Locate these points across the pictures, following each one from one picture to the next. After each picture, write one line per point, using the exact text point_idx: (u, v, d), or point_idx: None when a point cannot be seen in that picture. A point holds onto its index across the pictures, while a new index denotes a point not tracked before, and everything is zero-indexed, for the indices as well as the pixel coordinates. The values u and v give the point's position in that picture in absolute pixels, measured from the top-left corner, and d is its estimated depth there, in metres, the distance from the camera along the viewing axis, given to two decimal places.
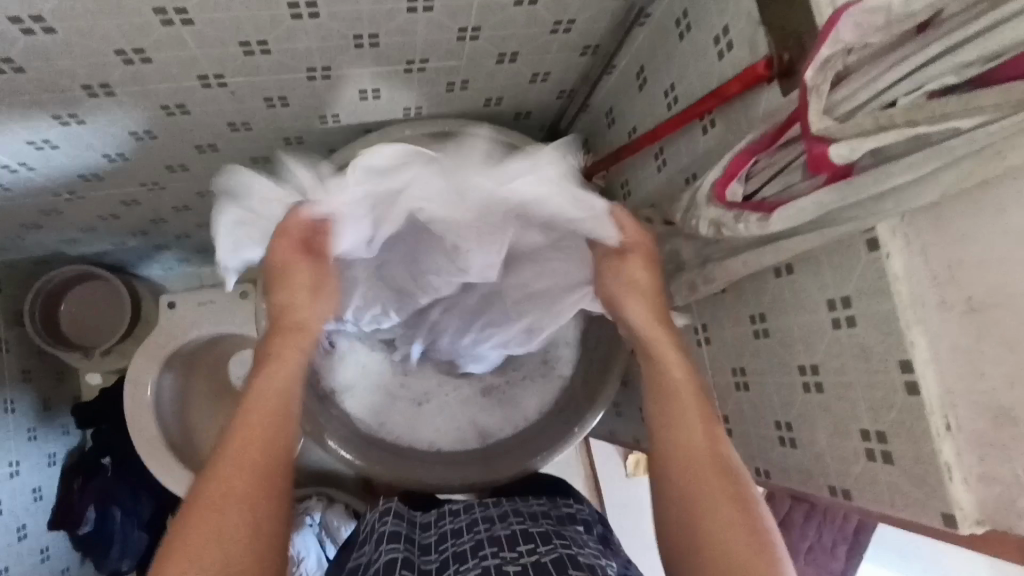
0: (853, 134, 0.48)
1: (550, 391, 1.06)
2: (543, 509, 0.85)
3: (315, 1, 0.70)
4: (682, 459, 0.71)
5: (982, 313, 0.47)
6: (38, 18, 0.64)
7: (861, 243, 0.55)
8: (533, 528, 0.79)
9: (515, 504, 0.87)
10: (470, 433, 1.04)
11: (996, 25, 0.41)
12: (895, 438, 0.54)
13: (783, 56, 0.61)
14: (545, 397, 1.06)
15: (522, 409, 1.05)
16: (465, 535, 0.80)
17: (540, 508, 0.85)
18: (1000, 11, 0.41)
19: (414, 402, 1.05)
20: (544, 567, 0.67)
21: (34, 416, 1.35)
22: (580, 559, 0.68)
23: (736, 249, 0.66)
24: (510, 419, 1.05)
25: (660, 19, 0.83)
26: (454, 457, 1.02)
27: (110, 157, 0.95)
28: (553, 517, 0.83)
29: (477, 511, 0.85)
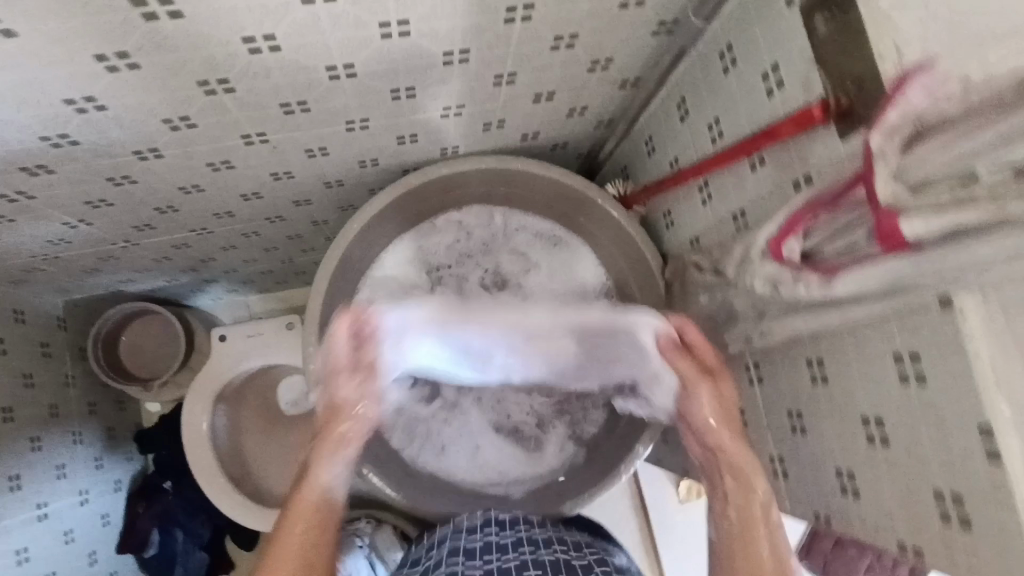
0: (929, 208, 0.46)
1: (575, 424, 1.13)
2: (567, 559, 0.85)
3: (353, 62, 0.68)
4: (739, 529, 0.78)
5: None
6: (92, 99, 0.64)
7: (932, 303, 0.54)
8: (574, 558, 0.86)
9: (539, 550, 0.87)
10: (506, 470, 1.10)
11: None
12: (976, 505, 0.54)
13: (841, 100, 0.58)
14: (580, 440, 1.12)
15: (553, 449, 1.12)
16: (511, 552, 0.87)
17: (563, 558, 0.86)
18: None
19: (444, 442, 1.11)
20: (575, 569, 0.83)
21: (100, 446, 1.46)
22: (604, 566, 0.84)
23: (794, 307, 0.65)
24: (545, 461, 1.11)
25: (703, 50, 0.79)
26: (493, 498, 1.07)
27: (162, 210, 0.98)
28: (578, 569, 0.83)
29: (521, 529, 0.93)
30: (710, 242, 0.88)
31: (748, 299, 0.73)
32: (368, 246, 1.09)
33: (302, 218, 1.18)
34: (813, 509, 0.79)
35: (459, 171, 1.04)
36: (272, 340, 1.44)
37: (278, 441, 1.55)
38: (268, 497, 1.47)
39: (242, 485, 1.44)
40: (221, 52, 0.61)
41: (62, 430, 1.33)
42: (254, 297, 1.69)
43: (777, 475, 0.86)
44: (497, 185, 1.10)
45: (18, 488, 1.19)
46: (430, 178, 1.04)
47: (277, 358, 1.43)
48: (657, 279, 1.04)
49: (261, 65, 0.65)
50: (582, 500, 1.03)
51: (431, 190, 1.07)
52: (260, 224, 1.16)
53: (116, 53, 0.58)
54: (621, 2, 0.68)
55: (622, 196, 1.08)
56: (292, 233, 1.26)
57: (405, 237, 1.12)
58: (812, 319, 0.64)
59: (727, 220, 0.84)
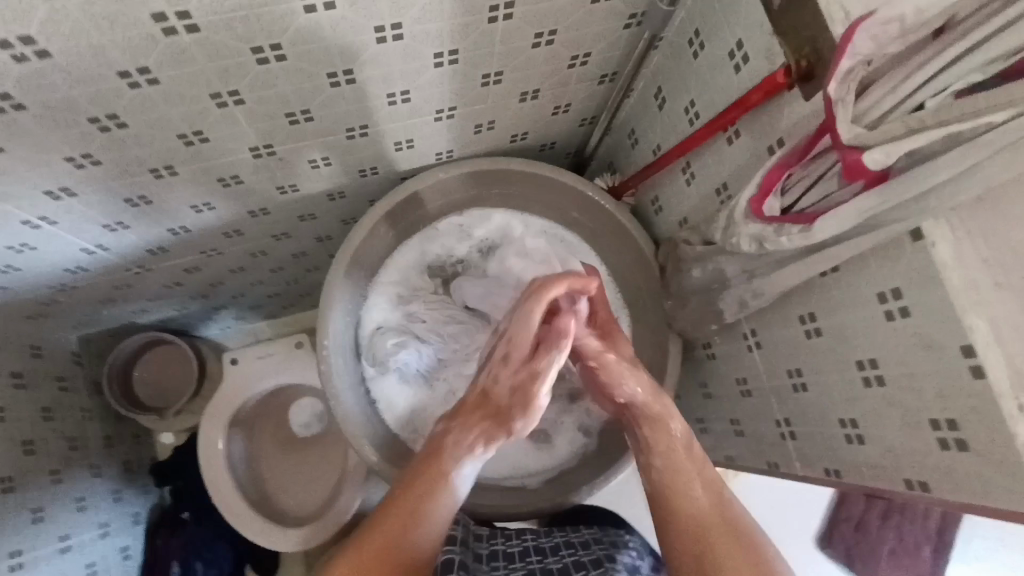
0: (886, 140, 0.50)
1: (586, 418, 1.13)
2: (574, 560, 0.87)
3: (352, 68, 0.74)
4: (673, 490, 0.78)
5: (1011, 289, 0.49)
6: (113, 115, 0.70)
7: (904, 237, 0.56)
8: (584, 555, 0.88)
9: (545, 559, 0.89)
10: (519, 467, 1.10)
11: (993, 35, 0.44)
12: (966, 423, 0.55)
13: (801, 63, 0.62)
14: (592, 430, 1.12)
15: (564, 445, 1.11)
16: (519, 561, 0.89)
17: (573, 559, 0.87)
18: (992, 24, 0.44)
19: None
20: (583, 566, 0.85)
21: (119, 478, 1.48)
22: (612, 559, 0.86)
23: (780, 261, 0.69)
24: (557, 455, 1.11)
25: (674, 39, 0.85)
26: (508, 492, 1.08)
27: (175, 230, 1.02)
28: (588, 566, 0.85)
29: (530, 538, 0.95)
30: (700, 219, 0.92)
31: (738, 262, 0.77)
32: (373, 254, 1.13)
33: (307, 234, 1.22)
34: (823, 467, 0.78)
35: (455, 174, 1.09)
36: (282, 361, 1.47)
37: (292, 464, 1.56)
38: (286, 517, 1.47)
39: (260, 507, 1.45)
40: (232, 63, 0.67)
41: (82, 462, 1.35)
42: (262, 324, 1.72)
43: (786, 438, 0.86)
44: (493, 185, 1.15)
45: (42, 518, 1.20)
46: (428, 183, 1.09)
47: (288, 377, 1.47)
48: (652, 264, 1.07)
49: (269, 75, 0.71)
50: (595, 487, 1.03)
51: (429, 196, 1.12)
52: (267, 242, 1.21)
53: (138, 69, 0.64)
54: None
55: (612, 188, 1.14)
56: (298, 251, 1.30)
57: (409, 243, 1.17)
58: (799, 270, 0.67)
59: (712, 195, 0.89)
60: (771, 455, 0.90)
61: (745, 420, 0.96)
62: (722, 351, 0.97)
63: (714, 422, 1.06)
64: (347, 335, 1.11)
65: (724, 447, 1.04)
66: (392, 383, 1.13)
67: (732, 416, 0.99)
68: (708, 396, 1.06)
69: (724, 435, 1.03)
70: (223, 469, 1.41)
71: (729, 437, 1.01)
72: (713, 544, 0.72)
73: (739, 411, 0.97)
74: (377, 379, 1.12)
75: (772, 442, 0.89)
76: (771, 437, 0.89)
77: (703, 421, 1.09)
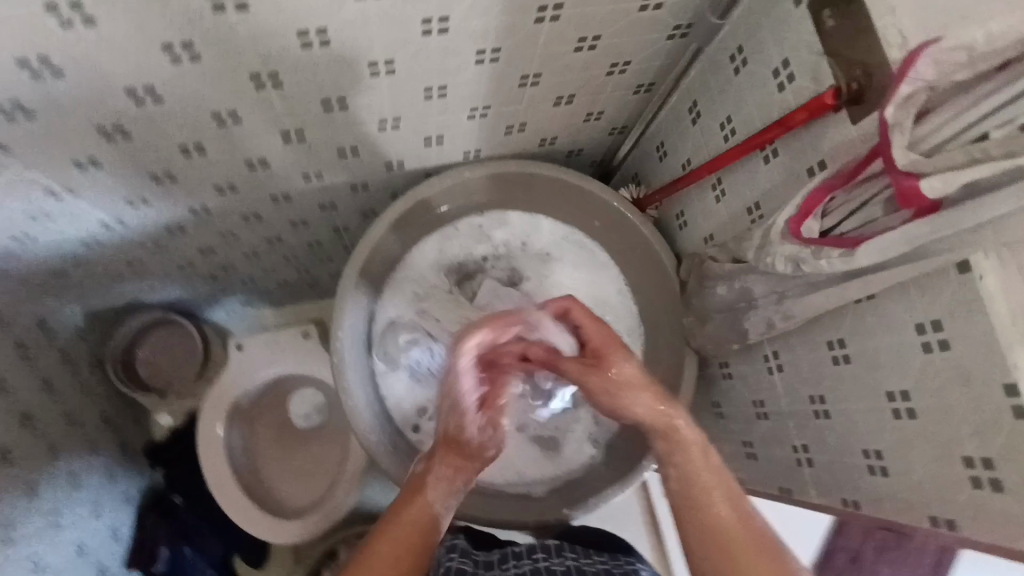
0: (945, 167, 0.49)
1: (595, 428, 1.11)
2: (577, 565, 0.84)
3: (393, 59, 0.73)
4: (693, 498, 0.74)
5: None
6: (151, 89, 0.69)
7: (950, 268, 0.56)
8: (589, 563, 0.84)
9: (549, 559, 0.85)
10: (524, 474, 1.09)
11: None
12: (1005, 462, 0.55)
13: (852, 85, 0.61)
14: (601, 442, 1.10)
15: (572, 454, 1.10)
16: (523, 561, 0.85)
17: (575, 564, 0.84)
18: None
19: None
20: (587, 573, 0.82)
21: (114, 457, 1.46)
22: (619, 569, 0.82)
23: (814, 284, 0.68)
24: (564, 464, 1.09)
25: (714, 54, 0.84)
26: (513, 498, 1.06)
27: (195, 210, 1.01)
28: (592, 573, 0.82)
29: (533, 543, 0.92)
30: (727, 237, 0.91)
31: (767, 283, 0.76)
32: (391, 248, 1.12)
33: (325, 223, 1.21)
34: (841, 496, 0.77)
35: (480, 174, 1.08)
36: (288, 350, 1.45)
37: (290, 456, 1.54)
38: (282, 509, 1.46)
39: (257, 497, 1.43)
40: (276, 45, 0.66)
41: (79, 438, 1.34)
42: (267, 311, 1.71)
43: (802, 465, 0.84)
44: (516, 188, 1.15)
45: (36, 493, 1.19)
46: (452, 182, 1.08)
47: (292, 367, 1.45)
48: (673, 278, 1.06)
49: (311, 60, 0.70)
50: (602, 499, 1.02)
51: (452, 194, 1.12)
52: (284, 229, 1.20)
53: (182, 43, 0.63)
54: (640, 5, 0.74)
55: (636, 200, 1.12)
56: (313, 240, 1.29)
57: (429, 240, 1.17)
58: (834, 295, 0.66)
59: (742, 213, 0.88)
60: (784, 481, 0.89)
61: (758, 442, 0.94)
62: (740, 371, 0.96)
63: (725, 443, 1.04)
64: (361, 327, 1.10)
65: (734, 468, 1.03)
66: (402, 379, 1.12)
67: (745, 438, 0.98)
68: (720, 416, 1.05)
69: (735, 456, 1.02)
70: (221, 456, 1.39)
71: (740, 459, 1.00)
72: (744, 560, 0.69)
73: (752, 433, 0.96)
74: (387, 375, 1.12)
75: (786, 467, 0.88)
76: (786, 461, 0.88)
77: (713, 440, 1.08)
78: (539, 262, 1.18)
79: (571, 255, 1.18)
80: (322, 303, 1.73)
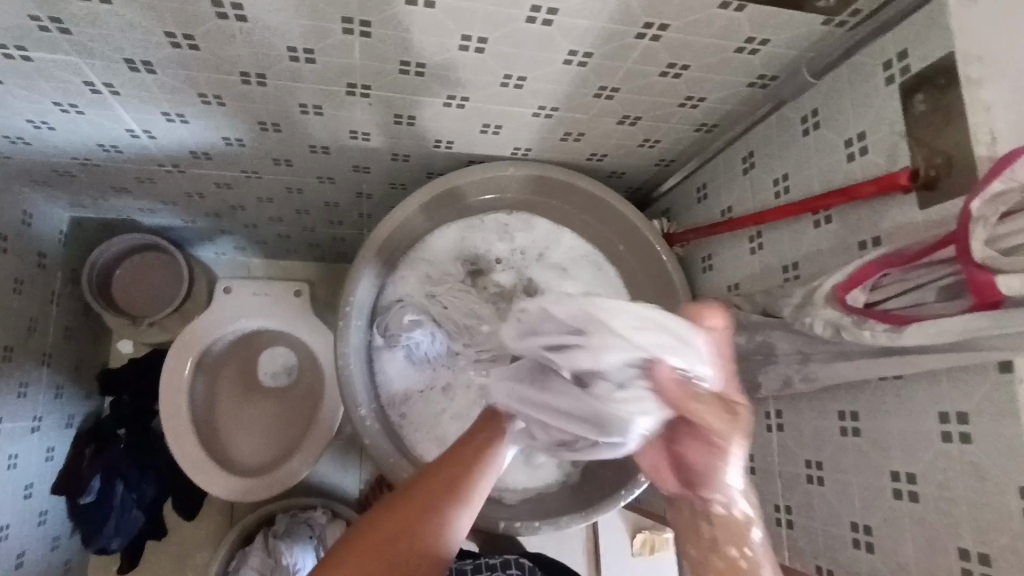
0: (1022, 270, 0.50)
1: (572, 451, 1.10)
2: None
3: (487, 37, 0.72)
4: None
5: None
6: (238, 6, 0.66)
7: (990, 365, 0.57)
8: None
9: None
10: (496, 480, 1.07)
11: None
12: (1001, 562, 0.55)
13: (929, 172, 0.64)
14: (578, 464, 1.09)
15: (548, 470, 1.09)
16: None
17: None
18: None
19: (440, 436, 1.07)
20: None
21: (65, 374, 1.37)
22: None
23: (845, 353, 0.69)
24: (538, 477, 1.08)
25: (785, 112, 0.86)
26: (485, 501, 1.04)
27: (229, 140, 0.97)
28: None
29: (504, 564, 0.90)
30: (753, 290, 0.93)
31: (794, 342, 0.77)
32: (416, 225, 1.11)
33: (351, 186, 1.18)
34: (815, 563, 0.78)
35: (523, 173, 1.08)
36: (276, 303, 1.41)
37: (251, 410, 1.49)
38: (230, 463, 1.39)
39: (207, 447, 1.36)
40: None
41: (35, 347, 1.26)
42: (258, 261, 1.65)
43: (781, 525, 0.85)
44: (552, 196, 1.14)
45: None
46: (494, 174, 1.07)
47: (276, 322, 1.40)
48: None
49: (408, 18, 0.69)
50: (575, 519, 1.01)
51: (489, 186, 1.11)
52: (308, 182, 1.16)
53: None
54: (736, 47, 0.76)
55: (666, 233, 1.14)
56: (332, 200, 1.26)
57: (453, 225, 1.15)
58: (865, 366, 0.67)
59: (775, 270, 0.90)
60: None
61: None
62: None
63: None
64: (367, 299, 1.08)
65: None
66: (396, 359, 1.10)
67: None
68: None
69: None
70: (181, 397, 1.33)
71: None
72: None
73: None
74: (382, 351, 1.09)
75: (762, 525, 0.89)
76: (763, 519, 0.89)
77: None
78: (555, 272, 1.16)
79: (589, 273, 1.17)
80: (315, 265, 1.69)
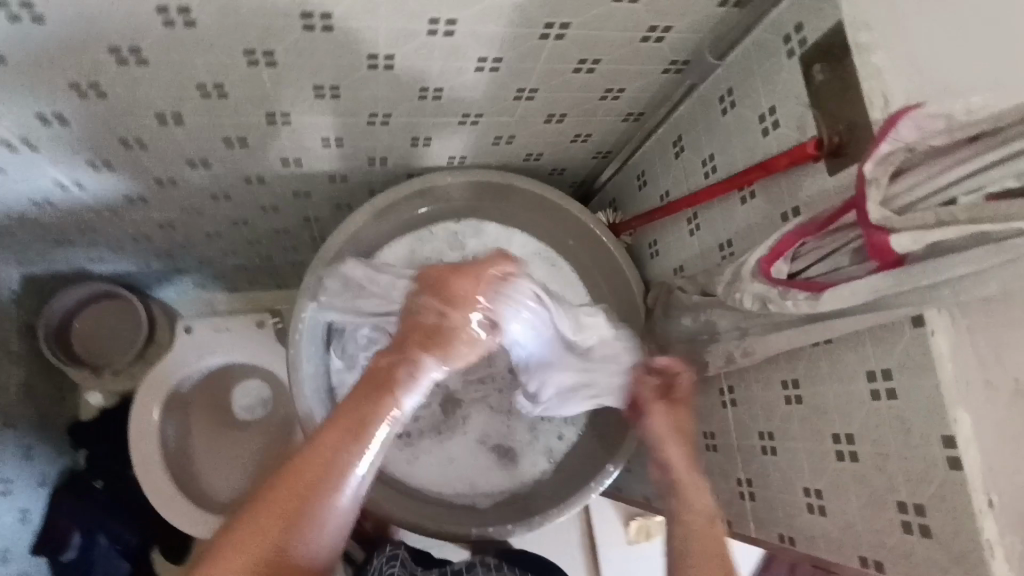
0: (915, 228, 0.52)
1: (542, 449, 1.10)
2: None
3: (394, 54, 0.73)
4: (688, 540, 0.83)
5: None
6: (136, 50, 0.66)
7: (905, 322, 0.58)
8: None
9: None
10: (469, 488, 1.07)
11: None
12: (934, 511, 0.57)
13: (833, 139, 0.65)
14: (551, 460, 1.10)
15: (522, 472, 1.09)
16: None
17: None
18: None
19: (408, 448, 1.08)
20: None
21: (32, 433, 1.36)
22: None
23: (777, 325, 0.70)
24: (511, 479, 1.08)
25: (705, 93, 0.88)
26: (457, 511, 1.05)
27: (160, 181, 0.97)
28: None
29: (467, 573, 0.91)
30: (696, 270, 0.94)
31: (733, 318, 0.78)
32: (364, 244, 1.11)
33: (296, 211, 1.18)
34: (777, 531, 0.80)
35: (462, 181, 1.09)
36: (238, 336, 1.40)
37: (226, 445, 1.48)
38: (209, 502, 1.39)
39: (183, 488, 1.35)
40: (277, 22, 0.65)
41: None
42: (221, 296, 1.64)
43: (745, 499, 0.86)
44: (495, 198, 1.14)
45: None
46: (433, 184, 1.08)
47: (243, 355, 1.40)
48: (639, 305, 1.09)
49: (309, 43, 0.69)
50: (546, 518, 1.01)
51: (431, 196, 1.11)
52: (252, 213, 1.16)
53: (177, 7, 0.61)
54: (643, 36, 0.76)
55: (612, 224, 1.15)
56: (281, 227, 1.25)
57: (402, 240, 1.13)
58: (796, 335, 0.68)
59: (713, 248, 0.91)
60: (725, 513, 0.91)
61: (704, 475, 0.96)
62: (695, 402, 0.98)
63: None
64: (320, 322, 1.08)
65: None
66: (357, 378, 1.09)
67: None
68: None
69: None
70: (151, 442, 1.31)
71: None
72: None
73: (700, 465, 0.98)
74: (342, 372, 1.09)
75: (728, 500, 0.90)
76: (728, 494, 0.90)
77: None
78: None
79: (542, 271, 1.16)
80: (279, 293, 1.68)
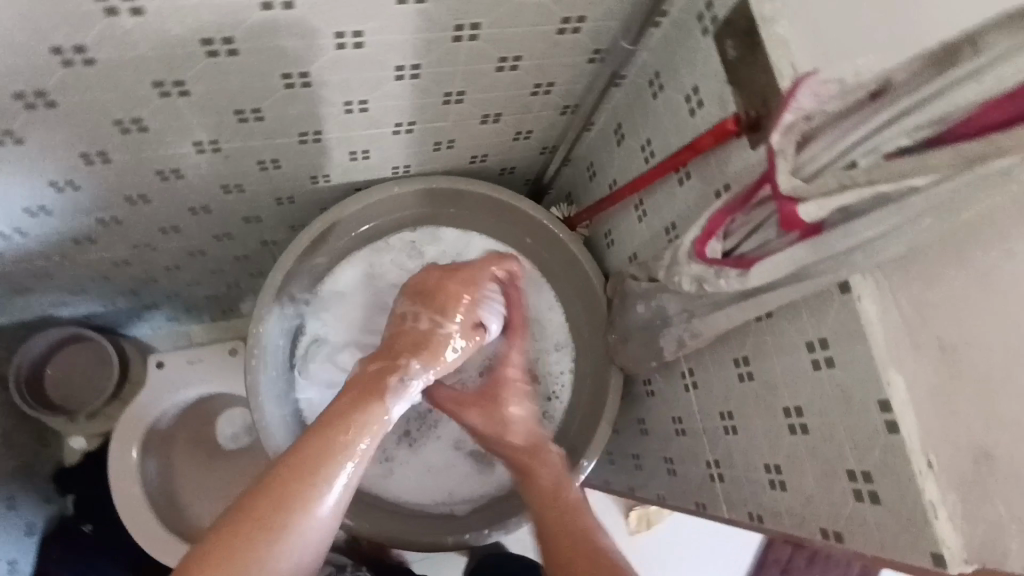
0: (820, 194, 0.52)
1: None
2: None
3: (307, 71, 0.72)
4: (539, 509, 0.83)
5: (955, 357, 0.49)
6: (43, 93, 0.66)
7: (834, 289, 0.58)
8: None
9: None
10: (447, 496, 1.07)
11: (919, 105, 0.45)
12: (880, 477, 0.56)
13: (750, 114, 0.65)
14: None
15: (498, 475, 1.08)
16: None
17: None
18: (917, 95, 0.45)
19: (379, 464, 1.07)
20: None
21: (15, 483, 1.35)
22: None
23: (718, 304, 0.70)
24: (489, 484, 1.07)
25: (635, 79, 0.87)
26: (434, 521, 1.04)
27: (103, 220, 0.96)
28: None
29: None
30: (647, 256, 0.93)
31: (679, 301, 0.77)
32: (319, 262, 1.10)
33: (252, 236, 1.18)
34: (746, 511, 0.79)
35: (410, 190, 1.08)
36: (211, 366, 1.39)
37: (212, 476, 1.48)
38: (199, 535, 1.38)
39: (170, 525, 1.35)
40: (180, 51, 0.65)
41: None
42: (196, 328, 1.64)
43: (715, 481, 0.86)
44: (448, 204, 1.14)
45: None
46: (382, 197, 1.07)
47: (218, 384, 1.39)
48: (601, 296, 1.08)
49: (217, 69, 0.68)
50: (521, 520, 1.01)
51: (382, 208, 1.10)
52: (207, 242, 1.15)
53: (73, 46, 0.61)
54: (558, 28, 0.76)
55: (567, 218, 1.14)
56: (241, 253, 1.25)
57: (357, 257, 1.12)
58: (737, 312, 0.67)
59: (660, 232, 0.90)
60: (699, 497, 0.90)
61: (678, 460, 0.95)
62: (661, 388, 0.97)
63: (649, 459, 1.05)
64: (282, 343, 1.08)
65: (657, 485, 1.03)
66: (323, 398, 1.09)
67: (666, 454, 0.99)
68: (644, 432, 1.06)
69: (657, 473, 1.03)
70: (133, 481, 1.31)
71: (662, 476, 1.01)
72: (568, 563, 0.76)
73: (673, 450, 0.97)
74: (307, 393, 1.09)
75: (700, 483, 0.90)
76: (700, 477, 0.89)
77: (638, 458, 1.09)
78: None
79: None
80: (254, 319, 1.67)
